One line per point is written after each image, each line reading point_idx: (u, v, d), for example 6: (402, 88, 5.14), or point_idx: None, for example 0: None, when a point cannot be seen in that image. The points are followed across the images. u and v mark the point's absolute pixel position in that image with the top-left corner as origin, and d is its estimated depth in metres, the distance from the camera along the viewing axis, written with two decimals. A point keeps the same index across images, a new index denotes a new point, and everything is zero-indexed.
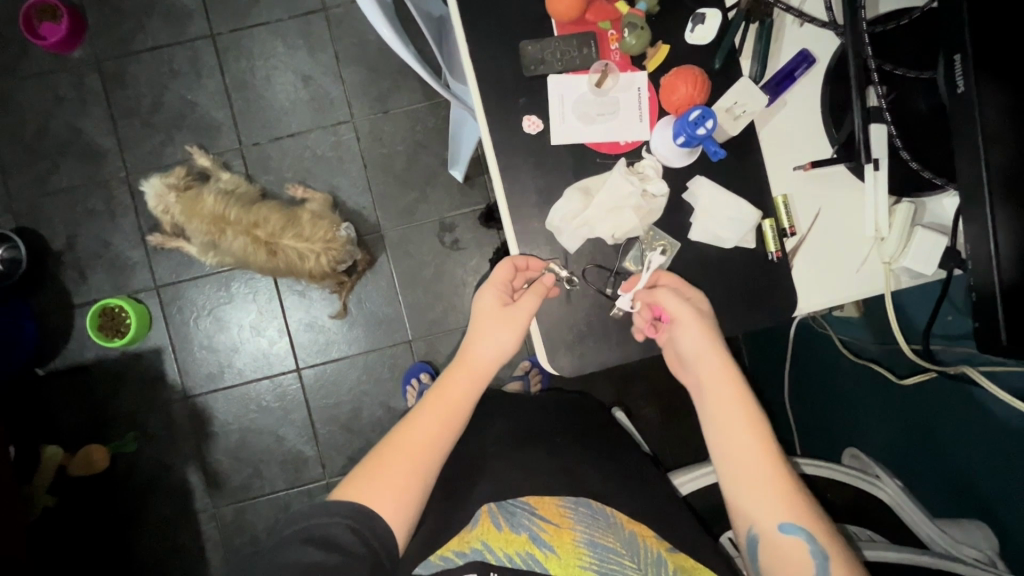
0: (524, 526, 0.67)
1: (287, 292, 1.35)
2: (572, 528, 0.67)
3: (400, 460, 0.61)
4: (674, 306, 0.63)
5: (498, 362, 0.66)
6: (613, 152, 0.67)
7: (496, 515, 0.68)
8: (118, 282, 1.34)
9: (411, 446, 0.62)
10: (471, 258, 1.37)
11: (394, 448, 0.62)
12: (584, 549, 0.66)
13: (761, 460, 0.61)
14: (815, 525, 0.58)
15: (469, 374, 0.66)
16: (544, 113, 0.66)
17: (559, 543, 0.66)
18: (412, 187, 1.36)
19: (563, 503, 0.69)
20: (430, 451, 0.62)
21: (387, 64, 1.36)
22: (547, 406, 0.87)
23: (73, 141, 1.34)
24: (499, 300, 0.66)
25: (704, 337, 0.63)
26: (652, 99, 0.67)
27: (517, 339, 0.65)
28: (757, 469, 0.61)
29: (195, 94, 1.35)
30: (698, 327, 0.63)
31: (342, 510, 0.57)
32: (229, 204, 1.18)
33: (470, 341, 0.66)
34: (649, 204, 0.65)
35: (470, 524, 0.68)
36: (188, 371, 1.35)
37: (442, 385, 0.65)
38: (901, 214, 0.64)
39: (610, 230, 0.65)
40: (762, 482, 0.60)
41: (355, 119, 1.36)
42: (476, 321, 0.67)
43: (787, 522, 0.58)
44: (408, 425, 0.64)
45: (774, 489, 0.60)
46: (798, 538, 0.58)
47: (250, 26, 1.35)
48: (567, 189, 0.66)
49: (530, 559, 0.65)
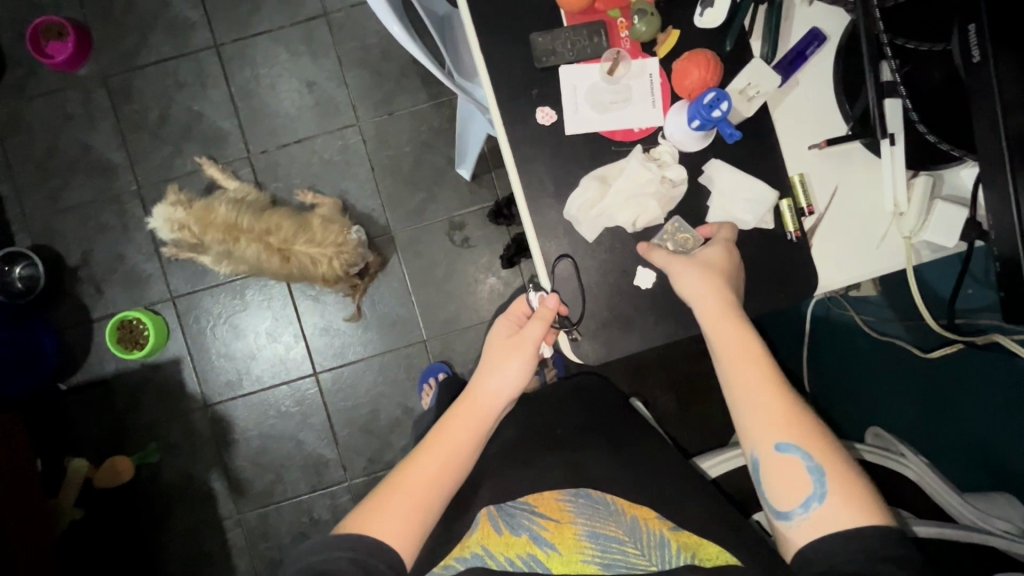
0: (523, 526, 0.68)
1: (301, 297, 1.36)
2: (573, 522, 0.68)
3: (402, 502, 0.60)
4: (661, 259, 0.64)
5: (507, 402, 0.68)
6: (627, 139, 0.67)
7: (495, 518, 0.68)
8: (135, 294, 1.35)
9: (419, 482, 0.62)
10: (481, 255, 1.37)
11: (407, 476, 0.62)
12: (586, 542, 0.66)
13: (752, 386, 0.60)
14: (811, 443, 0.57)
15: (480, 407, 0.66)
16: (557, 104, 0.66)
17: (561, 539, 0.67)
18: (420, 187, 1.37)
19: (563, 497, 0.71)
20: (447, 476, 0.63)
21: (389, 66, 1.37)
22: (561, 403, 0.87)
23: (84, 157, 1.36)
24: (516, 334, 0.68)
25: (704, 270, 0.62)
26: (664, 84, 0.67)
27: (523, 377, 0.67)
28: (742, 392, 0.60)
29: (201, 105, 1.36)
30: (712, 252, 0.63)
31: (345, 544, 0.57)
32: (241, 212, 1.19)
33: (482, 374, 0.67)
34: (668, 190, 0.66)
35: (470, 529, 0.68)
36: (207, 380, 1.36)
37: (452, 418, 0.66)
38: (920, 187, 0.64)
39: (630, 218, 0.65)
40: (762, 400, 0.59)
41: (360, 122, 1.37)
42: (488, 354, 0.69)
43: (784, 441, 0.57)
44: (423, 450, 0.64)
45: (773, 408, 0.58)
46: (794, 457, 0.56)
47: (253, 35, 1.36)
48: (583, 178, 0.66)
49: (532, 560, 0.65)
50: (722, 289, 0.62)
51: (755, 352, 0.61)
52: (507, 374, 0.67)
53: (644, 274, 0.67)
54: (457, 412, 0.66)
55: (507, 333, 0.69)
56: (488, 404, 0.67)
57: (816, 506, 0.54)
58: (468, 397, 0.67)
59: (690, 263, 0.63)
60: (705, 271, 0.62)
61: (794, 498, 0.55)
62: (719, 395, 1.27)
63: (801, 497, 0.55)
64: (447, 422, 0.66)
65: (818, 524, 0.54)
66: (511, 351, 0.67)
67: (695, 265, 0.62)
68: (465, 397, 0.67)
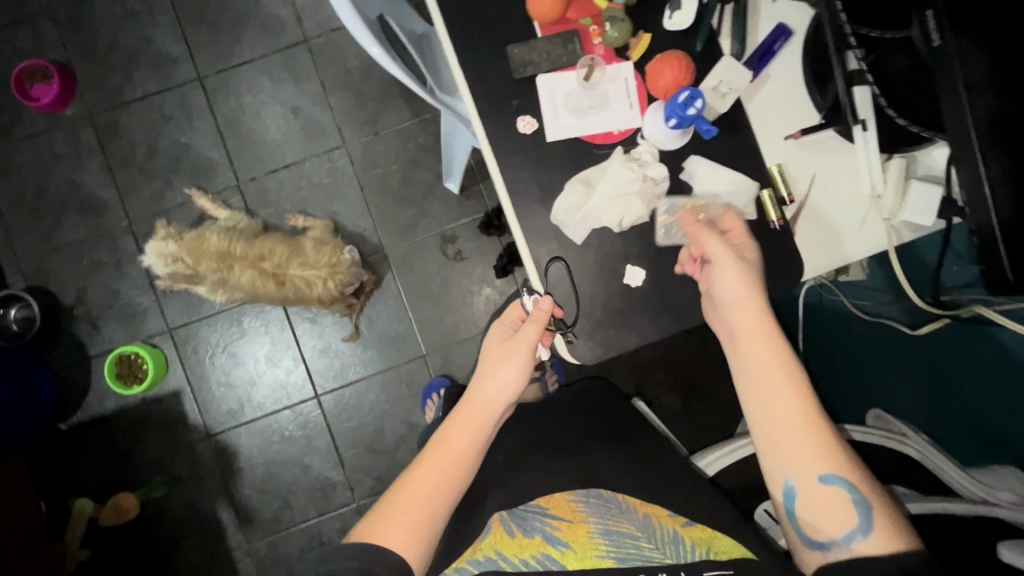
0: (535, 528, 0.68)
1: (298, 320, 1.36)
2: (586, 522, 0.69)
3: (406, 512, 0.61)
4: (715, 245, 0.63)
5: (506, 406, 0.68)
6: (607, 142, 0.68)
7: (507, 522, 0.69)
8: (132, 328, 1.35)
9: (423, 491, 0.63)
10: (475, 267, 1.38)
11: (410, 486, 0.63)
12: (598, 539, 0.67)
13: (793, 415, 0.59)
14: (854, 473, 0.57)
15: (479, 414, 0.67)
16: (537, 112, 0.68)
17: (574, 537, 0.67)
18: (410, 203, 1.38)
19: (574, 497, 0.71)
20: (451, 484, 0.64)
21: (371, 86, 1.39)
22: (563, 408, 0.88)
23: (74, 196, 1.36)
24: (511, 336, 0.69)
25: (744, 282, 0.63)
26: (639, 87, 0.69)
27: (521, 379, 0.68)
28: (789, 418, 0.59)
29: (188, 137, 1.37)
30: (739, 266, 0.63)
31: (352, 555, 0.57)
32: (234, 239, 1.21)
33: (479, 379, 0.68)
34: (651, 188, 0.67)
35: (483, 533, 0.69)
36: (209, 410, 1.36)
37: (452, 426, 0.67)
38: (894, 169, 0.66)
39: (616, 218, 0.67)
40: (802, 427, 0.59)
41: (347, 143, 1.38)
42: (485, 359, 0.70)
43: (828, 472, 0.57)
44: (424, 459, 0.65)
45: (813, 437, 0.58)
46: (838, 488, 0.56)
47: (236, 65, 1.38)
48: (568, 182, 0.67)
49: (546, 559, 0.66)
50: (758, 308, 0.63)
51: (798, 378, 0.60)
52: (505, 378, 0.68)
53: (632, 273, 0.68)
54: (457, 420, 0.67)
55: (504, 337, 0.70)
56: (487, 411, 0.67)
57: (859, 539, 0.55)
58: (467, 404, 0.67)
59: (733, 270, 0.63)
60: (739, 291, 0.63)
61: (836, 529, 0.56)
62: (721, 389, 1.28)
63: (845, 528, 0.56)
64: (447, 430, 0.66)
65: (860, 557, 0.54)
66: (509, 356, 0.68)
67: (736, 262, 0.63)
68: (464, 403, 0.68)
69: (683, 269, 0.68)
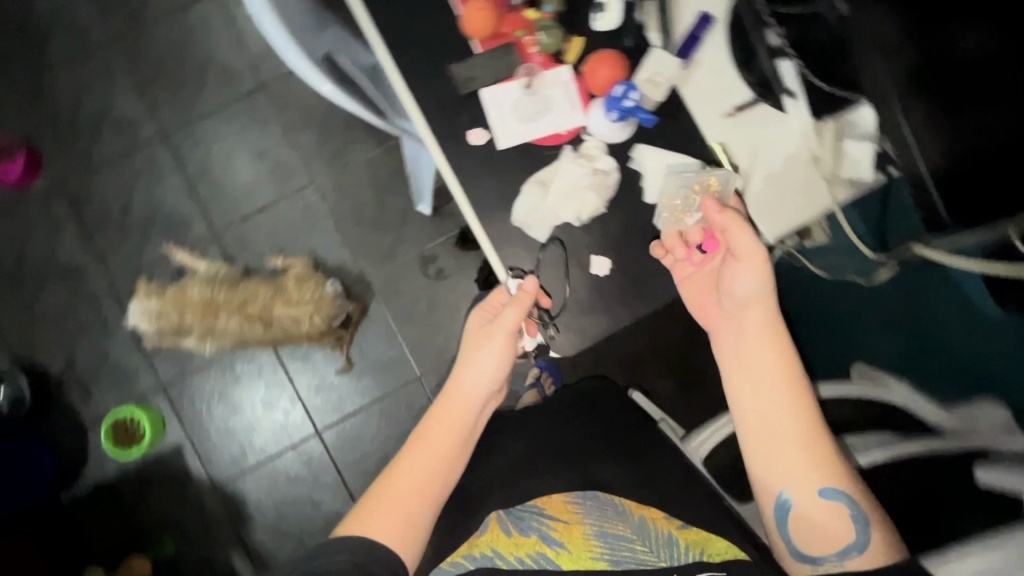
0: (532, 528, 0.71)
1: (290, 360, 1.37)
2: (581, 523, 0.71)
3: (396, 500, 0.65)
4: (747, 245, 0.68)
5: (485, 394, 0.73)
6: (556, 143, 0.71)
7: (505, 521, 0.72)
8: (125, 390, 1.35)
9: (412, 480, 0.67)
10: (457, 283, 1.40)
11: (399, 476, 0.67)
12: (594, 540, 0.70)
13: (796, 432, 0.63)
14: (852, 489, 0.61)
15: (463, 404, 0.71)
16: (485, 124, 0.71)
17: (570, 538, 0.70)
18: (386, 230, 1.41)
19: (571, 499, 0.74)
20: (439, 473, 0.68)
21: (333, 121, 1.42)
22: (558, 409, 0.86)
23: (52, 267, 1.37)
24: (488, 324, 0.73)
25: (763, 288, 0.68)
26: (579, 87, 0.72)
27: (500, 364, 0.73)
28: (799, 430, 0.63)
29: (159, 194, 1.39)
30: (756, 275, 0.67)
31: (345, 546, 0.60)
32: (216, 288, 1.29)
33: (460, 370, 0.73)
34: (602, 180, 0.70)
35: (479, 530, 0.72)
36: (212, 461, 1.35)
37: (436, 418, 0.71)
38: (826, 132, 0.70)
39: (574, 213, 0.70)
40: (805, 444, 0.63)
41: (316, 180, 1.41)
42: (466, 349, 0.74)
43: (828, 488, 0.61)
44: (413, 451, 0.69)
45: (814, 453, 0.63)
46: (836, 502, 0.61)
47: (198, 119, 1.41)
48: (523, 185, 0.71)
49: (542, 558, 0.68)
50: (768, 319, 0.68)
51: (803, 395, 0.65)
52: (486, 366, 0.72)
53: (598, 265, 0.71)
54: (442, 412, 0.71)
55: (483, 322, 0.74)
56: (470, 402, 0.72)
57: (852, 554, 0.59)
58: (448, 393, 0.72)
59: (754, 274, 0.67)
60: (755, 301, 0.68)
61: (833, 541, 0.60)
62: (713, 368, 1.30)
63: (840, 542, 0.60)
64: (433, 421, 0.71)
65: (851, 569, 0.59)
66: (492, 346, 0.72)
67: (750, 267, 0.67)
68: (445, 392, 0.73)
69: (676, 254, 0.71)
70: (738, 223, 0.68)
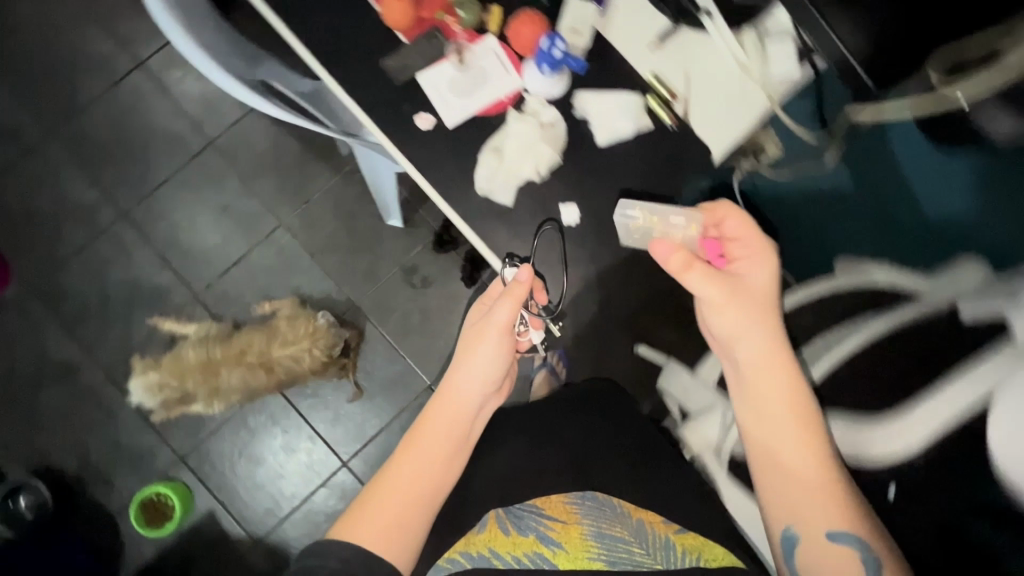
0: (530, 527, 0.70)
1: (301, 400, 1.37)
2: (578, 522, 0.70)
3: (385, 504, 0.66)
4: (755, 279, 0.69)
5: (479, 395, 0.74)
6: (499, 109, 0.74)
7: (503, 519, 0.70)
8: (145, 470, 1.34)
9: (399, 485, 0.68)
10: (444, 286, 1.42)
11: (387, 484, 0.68)
12: (591, 541, 0.68)
13: (809, 471, 0.63)
14: (865, 533, 0.61)
15: (454, 404, 0.73)
16: (429, 108, 0.73)
17: (567, 538, 0.69)
18: (363, 252, 1.42)
19: (569, 499, 0.72)
20: (424, 478, 0.68)
21: (286, 160, 1.43)
22: (556, 401, 0.81)
23: (43, 369, 1.36)
24: (483, 320, 0.75)
25: (768, 320, 0.68)
26: (508, 52, 0.75)
27: (499, 360, 0.74)
28: (808, 475, 0.63)
29: (133, 272, 1.39)
30: (761, 312, 0.68)
31: (340, 550, 0.61)
32: (211, 346, 1.29)
33: (455, 370, 0.74)
34: (551, 131, 0.74)
35: (477, 527, 0.70)
36: (247, 518, 1.35)
37: (426, 420, 0.72)
38: (749, 38, 0.74)
39: (533, 169, 0.73)
40: (818, 487, 0.63)
41: (283, 220, 1.42)
42: (463, 347, 0.76)
43: (841, 533, 0.61)
44: (403, 456, 0.70)
45: (829, 496, 0.62)
46: (849, 548, 0.60)
47: (154, 190, 1.41)
48: (479, 155, 0.73)
49: (538, 557, 0.67)
50: (781, 356, 0.67)
51: (817, 437, 0.65)
52: (487, 367, 0.74)
53: (569, 215, 0.74)
54: (432, 416, 0.72)
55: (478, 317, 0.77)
56: (463, 408, 0.73)
57: None
58: (440, 395, 0.73)
59: (757, 307, 0.68)
60: (764, 338, 0.67)
61: None
62: None
63: None
64: (422, 422, 0.72)
65: None
66: (491, 347, 0.74)
67: (753, 304, 0.68)
68: (438, 394, 0.74)
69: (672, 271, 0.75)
70: (752, 262, 0.69)
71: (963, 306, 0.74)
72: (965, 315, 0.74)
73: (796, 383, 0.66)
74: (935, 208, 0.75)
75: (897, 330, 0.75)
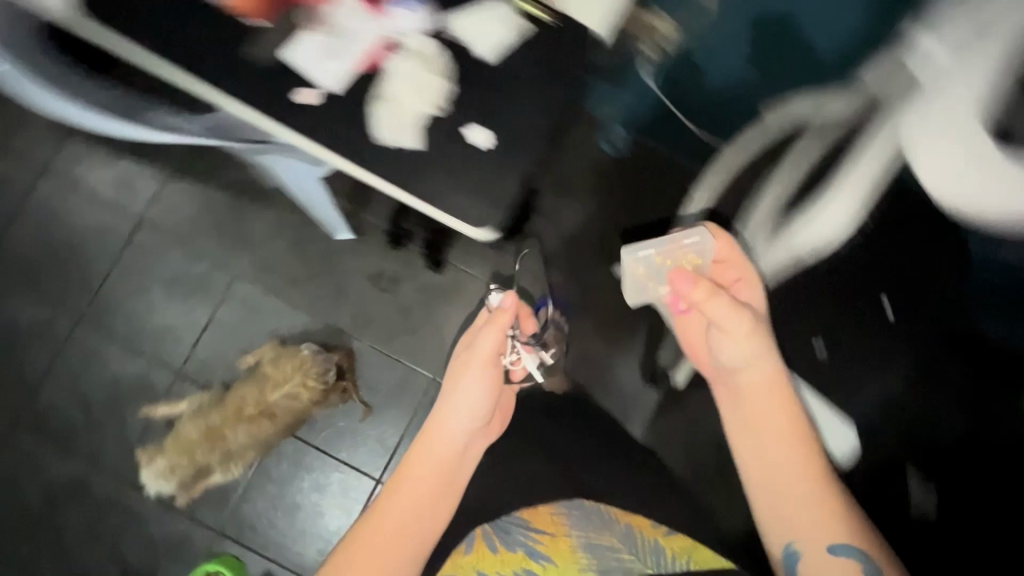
0: (518, 542, 0.84)
1: (315, 435, 1.36)
2: (567, 535, 0.85)
3: (381, 537, 0.78)
4: (757, 304, 0.84)
5: (467, 433, 0.86)
6: (377, 59, 0.76)
7: (492, 537, 0.85)
8: (188, 556, 1.32)
9: (390, 519, 0.79)
10: (414, 279, 1.41)
11: (377, 519, 0.79)
12: (578, 551, 0.84)
13: (802, 489, 0.79)
14: (861, 539, 0.76)
15: (442, 446, 0.84)
16: (311, 81, 0.74)
17: (554, 550, 0.84)
18: (324, 274, 1.40)
19: (556, 512, 0.86)
20: (417, 515, 0.80)
21: (217, 213, 1.40)
22: (546, 415, 0.99)
23: (54, 496, 1.33)
24: (469, 349, 0.88)
25: (765, 352, 0.84)
26: (362, 3, 0.78)
27: (489, 394, 0.86)
28: (808, 494, 0.78)
29: (107, 371, 1.36)
30: (762, 346, 0.84)
31: None
32: (208, 413, 1.30)
33: (444, 402, 0.86)
34: (434, 61, 0.77)
35: (465, 547, 0.84)
36: (304, 566, 1.33)
37: (412, 462, 0.83)
38: None
39: (429, 103, 0.75)
40: (820, 504, 0.77)
41: (236, 271, 1.39)
42: (452, 381, 0.88)
43: (841, 544, 0.75)
44: (395, 489, 0.81)
45: (828, 513, 0.77)
46: (846, 556, 0.75)
47: (98, 286, 1.38)
48: (374, 109, 0.74)
49: (527, 571, 0.83)
50: (780, 387, 0.84)
51: (816, 462, 0.80)
52: (479, 388, 0.86)
53: (483, 137, 0.76)
54: (422, 454, 0.83)
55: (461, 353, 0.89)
56: (455, 447, 0.85)
57: None
58: (427, 434, 0.85)
59: (757, 339, 0.84)
60: (766, 367, 0.84)
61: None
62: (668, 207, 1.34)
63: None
64: (415, 457, 0.83)
65: None
66: (479, 377, 0.86)
67: (755, 334, 0.84)
68: (425, 434, 0.85)
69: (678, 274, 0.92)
70: (742, 266, 0.93)
71: (875, 90, 0.91)
72: (878, 90, 0.90)
73: (792, 411, 0.83)
74: (826, 46, 0.95)
75: (810, 171, 1.01)
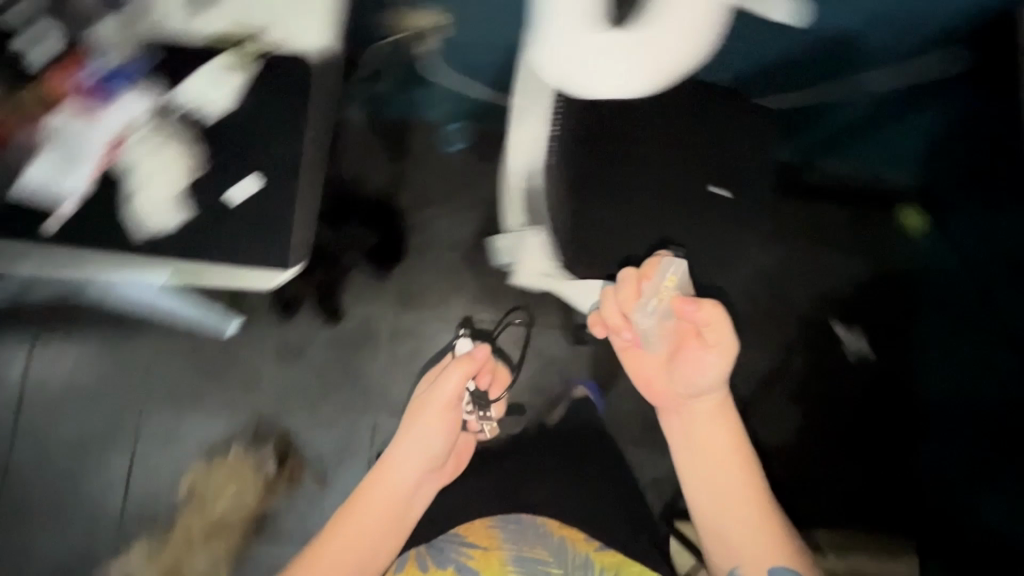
0: (449, 560, 0.99)
1: (277, 527, 1.32)
2: (499, 549, 0.99)
3: (336, 552, 0.97)
4: (721, 339, 0.93)
5: (416, 472, 1.05)
6: (110, 158, 0.93)
7: (427, 556, 0.99)
8: None
9: (343, 537, 0.98)
10: (318, 340, 1.40)
11: (333, 539, 0.99)
12: (508, 564, 0.98)
13: (748, 513, 0.90)
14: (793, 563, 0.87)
15: (394, 475, 1.05)
16: (64, 198, 0.91)
17: (486, 562, 0.98)
18: (229, 371, 1.39)
19: (494, 527, 1.02)
20: (365, 532, 0.99)
21: (102, 357, 1.38)
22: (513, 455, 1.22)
23: None
24: (433, 392, 1.10)
25: (718, 378, 0.94)
26: (82, 113, 0.94)
27: (440, 439, 1.08)
28: (751, 519, 0.89)
29: (49, 552, 1.32)
30: (717, 369, 0.93)
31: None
32: (163, 550, 1.30)
33: (405, 441, 1.07)
34: (163, 136, 0.93)
35: (400, 565, 0.99)
36: None
37: (368, 487, 1.04)
38: None
39: (172, 181, 0.92)
40: (757, 526, 0.89)
41: (142, 403, 1.37)
42: (411, 425, 1.09)
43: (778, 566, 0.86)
44: (353, 514, 1.01)
45: (765, 532, 0.89)
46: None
47: (9, 474, 1.34)
48: (126, 203, 0.92)
49: None
50: (727, 424, 0.96)
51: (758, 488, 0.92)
52: (434, 432, 1.08)
53: (232, 194, 0.93)
54: (376, 482, 1.04)
55: (424, 397, 1.12)
56: (408, 484, 1.05)
57: None
58: (383, 462, 1.07)
59: (713, 365, 0.94)
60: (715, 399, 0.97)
61: None
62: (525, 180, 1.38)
63: None
64: (371, 482, 1.05)
65: None
66: (434, 424, 1.08)
67: (714, 360, 0.93)
68: (382, 462, 1.07)
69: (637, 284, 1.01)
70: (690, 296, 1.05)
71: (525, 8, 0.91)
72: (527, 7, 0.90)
73: (741, 443, 0.95)
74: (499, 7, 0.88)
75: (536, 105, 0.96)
